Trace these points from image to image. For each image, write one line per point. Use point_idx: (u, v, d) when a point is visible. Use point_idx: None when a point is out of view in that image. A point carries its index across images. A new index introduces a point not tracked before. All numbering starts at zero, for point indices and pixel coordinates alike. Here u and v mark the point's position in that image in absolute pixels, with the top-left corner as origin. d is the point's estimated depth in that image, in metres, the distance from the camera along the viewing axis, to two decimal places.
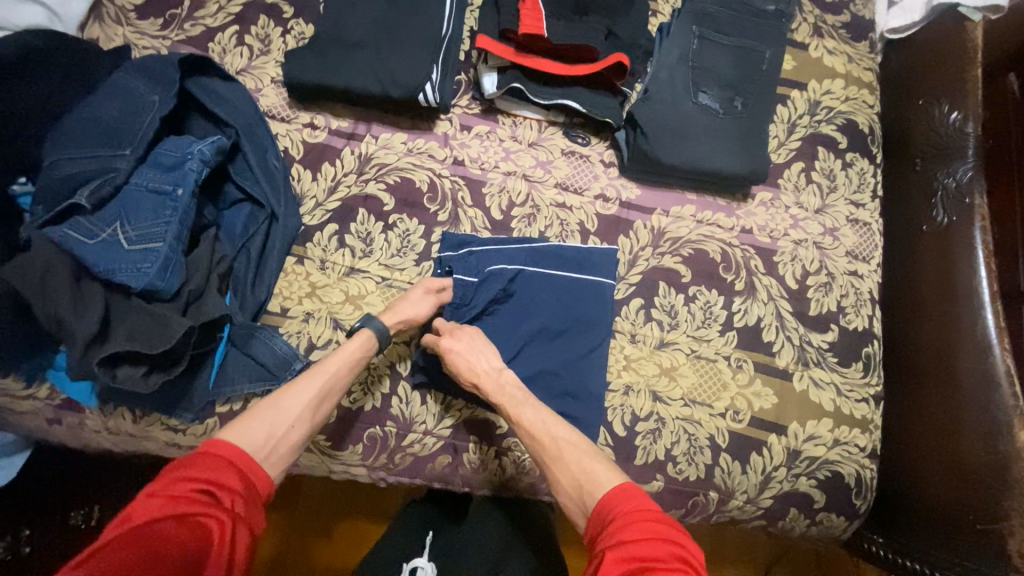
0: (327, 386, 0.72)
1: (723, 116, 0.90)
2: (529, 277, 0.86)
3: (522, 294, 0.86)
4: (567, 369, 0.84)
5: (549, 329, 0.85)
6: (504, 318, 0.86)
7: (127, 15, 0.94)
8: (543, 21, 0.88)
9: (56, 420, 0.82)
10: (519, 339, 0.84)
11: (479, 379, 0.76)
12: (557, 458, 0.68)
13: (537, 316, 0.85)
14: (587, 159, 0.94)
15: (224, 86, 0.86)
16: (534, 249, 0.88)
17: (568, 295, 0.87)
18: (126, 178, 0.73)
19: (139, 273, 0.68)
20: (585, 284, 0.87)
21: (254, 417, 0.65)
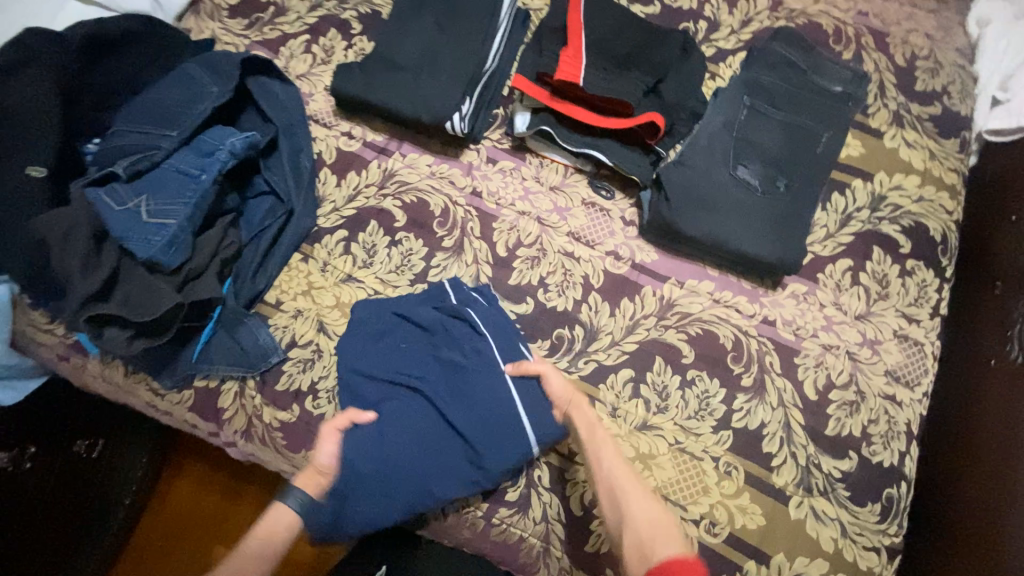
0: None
1: (760, 196, 0.81)
2: (479, 352, 0.81)
3: (462, 362, 0.80)
4: (427, 455, 0.75)
5: (463, 411, 0.77)
6: (434, 347, 0.83)
7: (220, 13, 1.04)
8: (581, 70, 0.86)
9: (65, 357, 0.91)
10: (433, 391, 0.79)
11: (574, 401, 0.76)
12: (631, 494, 0.67)
13: (455, 383, 0.79)
14: (606, 214, 0.91)
15: (280, 88, 0.93)
16: (494, 328, 0.83)
17: (483, 398, 0.78)
18: (164, 157, 0.79)
19: (149, 245, 0.73)
20: (511, 416, 0.77)
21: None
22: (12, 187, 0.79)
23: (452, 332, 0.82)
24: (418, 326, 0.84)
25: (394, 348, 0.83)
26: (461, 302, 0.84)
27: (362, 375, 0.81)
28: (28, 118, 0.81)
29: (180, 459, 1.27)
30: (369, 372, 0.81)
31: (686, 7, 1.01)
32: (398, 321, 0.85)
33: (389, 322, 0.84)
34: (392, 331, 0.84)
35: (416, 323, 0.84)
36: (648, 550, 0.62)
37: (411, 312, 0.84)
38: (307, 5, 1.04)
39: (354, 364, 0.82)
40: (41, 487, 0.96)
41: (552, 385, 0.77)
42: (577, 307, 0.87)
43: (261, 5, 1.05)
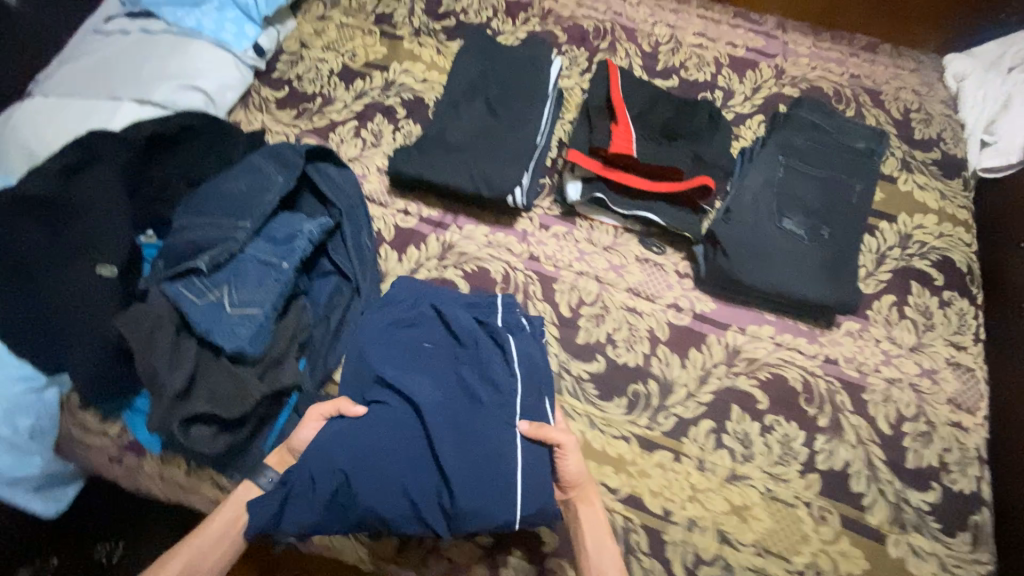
0: (197, 558, 0.68)
1: (809, 244, 0.87)
2: (501, 387, 0.76)
3: (478, 391, 0.76)
4: (400, 466, 0.70)
5: (455, 446, 0.71)
6: (459, 359, 0.81)
7: (268, 106, 1.09)
8: (632, 143, 0.92)
9: (118, 460, 0.84)
10: (436, 409, 0.74)
11: (585, 513, 0.74)
12: None
13: (463, 411, 0.74)
14: (661, 268, 0.95)
15: (336, 172, 0.96)
16: (523, 368, 0.79)
17: (485, 438, 0.72)
18: (241, 246, 0.80)
19: (236, 337, 0.73)
20: (498, 468, 0.70)
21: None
22: (84, 289, 0.77)
23: (477, 354, 0.80)
24: (453, 334, 0.83)
25: (419, 342, 0.82)
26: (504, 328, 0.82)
27: (382, 359, 0.80)
28: (100, 218, 0.81)
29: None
30: (388, 360, 0.80)
31: (702, 79, 1.12)
32: (429, 321, 0.84)
33: (423, 317, 0.84)
34: (423, 326, 0.84)
35: (450, 329, 0.83)
36: None
37: (451, 316, 0.83)
38: (353, 94, 1.11)
39: (373, 350, 0.81)
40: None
41: (568, 468, 0.73)
42: (648, 361, 0.88)
43: (308, 96, 1.11)
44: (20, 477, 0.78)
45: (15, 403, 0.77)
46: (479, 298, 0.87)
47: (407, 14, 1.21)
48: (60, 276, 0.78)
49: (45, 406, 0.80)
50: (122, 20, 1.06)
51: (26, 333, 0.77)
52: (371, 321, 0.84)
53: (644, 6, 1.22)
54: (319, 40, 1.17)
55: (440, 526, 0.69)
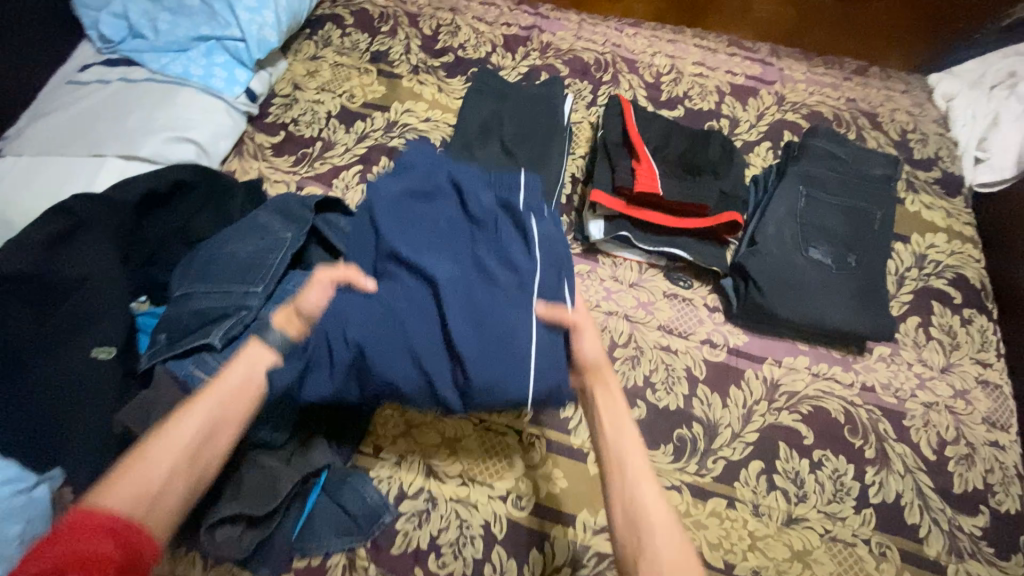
0: (222, 415, 0.57)
1: (837, 272, 0.88)
2: (526, 272, 0.68)
3: (495, 266, 0.68)
4: (408, 329, 0.62)
5: (468, 313, 0.62)
6: (475, 239, 0.72)
7: (264, 153, 1.03)
8: (656, 180, 0.90)
9: None
10: (447, 277, 0.65)
11: (602, 383, 0.65)
12: (654, 500, 0.57)
13: (478, 283, 0.66)
14: (690, 303, 0.93)
15: (346, 220, 0.88)
16: (543, 251, 0.72)
17: (501, 311, 0.63)
18: (255, 315, 0.74)
19: (259, 419, 0.67)
20: (516, 341, 0.61)
21: (129, 477, 0.51)
22: (77, 378, 0.68)
23: (497, 231, 0.72)
24: (469, 213, 0.74)
25: (434, 217, 0.73)
26: (527, 209, 0.74)
27: (390, 229, 0.70)
28: (92, 295, 0.73)
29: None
30: (397, 231, 0.70)
31: (706, 108, 1.13)
32: (444, 197, 0.75)
33: (435, 198, 0.75)
34: (439, 199, 0.75)
35: (467, 206, 0.74)
36: None
37: (470, 191, 0.75)
38: (354, 137, 1.06)
39: (384, 220, 0.72)
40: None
41: (585, 347, 0.66)
42: (689, 403, 0.85)
43: (306, 140, 1.05)
44: None
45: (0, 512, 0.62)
46: (501, 177, 0.79)
47: (403, 51, 1.18)
48: (47, 365, 0.69)
49: (33, 510, 0.64)
50: (99, 69, 0.98)
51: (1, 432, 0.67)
52: (383, 187, 0.76)
53: (641, 37, 1.22)
54: (313, 81, 1.12)
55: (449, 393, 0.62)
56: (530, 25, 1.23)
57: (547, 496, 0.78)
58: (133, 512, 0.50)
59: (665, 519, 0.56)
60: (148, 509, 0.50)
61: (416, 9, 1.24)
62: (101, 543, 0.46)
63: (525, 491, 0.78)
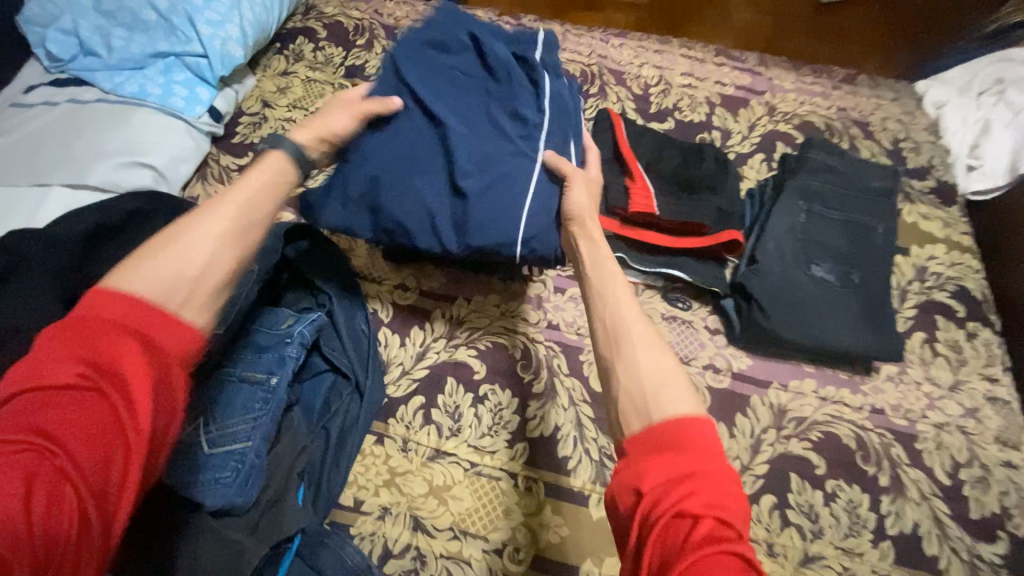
0: (239, 222, 0.53)
1: (841, 290, 0.85)
2: (530, 120, 0.73)
3: (503, 118, 0.73)
4: (418, 171, 0.71)
5: (471, 158, 0.70)
6: (488, 90, 0.75)
7: (230, 175, 0.96)
8: (652, 199, 0.85)
9: None
10: (458, 127, 0.71)
11: (584, 228, 0.68)
12: (638, 327, 0.56)
13: (485, 134, 0.72)
14: (690, 325, 0.89)
15: (319, 248, 0.82)
16: (550, 110, 0.75)
17: (502, 161, 0.71)
18: (217, 364, 0.70)
19: (219, 485, 0.62)
20: (510, 186, 0.70)
21: (160, 261, 0.48)
22: None
23: (510, 87, 0.74)
24: (486, 64, 0.76)
25: (452, 68, 0.75)
26: (541, 65, 0.77)
27: (409, 75, 0.73)
28: (31, 350, 0.64)
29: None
30: (417, 79, 0.73)
31: (697, 120, 1.09)
32: (460, 52, 0.77)
33: (453, 49, 0.76)
34: (457, 49, 0.77)
35: (483, 58, 0.76)
36: (649, 407, 0.49)
37: (489, 44, 0.76)
38: None
39: (404, 66, 0.74)
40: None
41: (577, 198, 0.70)
42: None
43: None
44: None
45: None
46: (519, 36, 0.80)
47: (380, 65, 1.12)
48: None
49: None
50: (47, 90, 0.91)
51: None
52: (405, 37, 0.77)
53: (627, 47, 1.19)
54: (284, 98, 1.05)
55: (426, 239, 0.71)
56: (513, 37, 1.19)
57: (546, 546, 0.72)
58: (167, 300, 0.47)
59: (643, 334, 0.55)
60: (184, 299, 0.48)
61: (393, 21, 1.19)
62: (119, 341, 0.43)
63: (522, 542, 0.72)
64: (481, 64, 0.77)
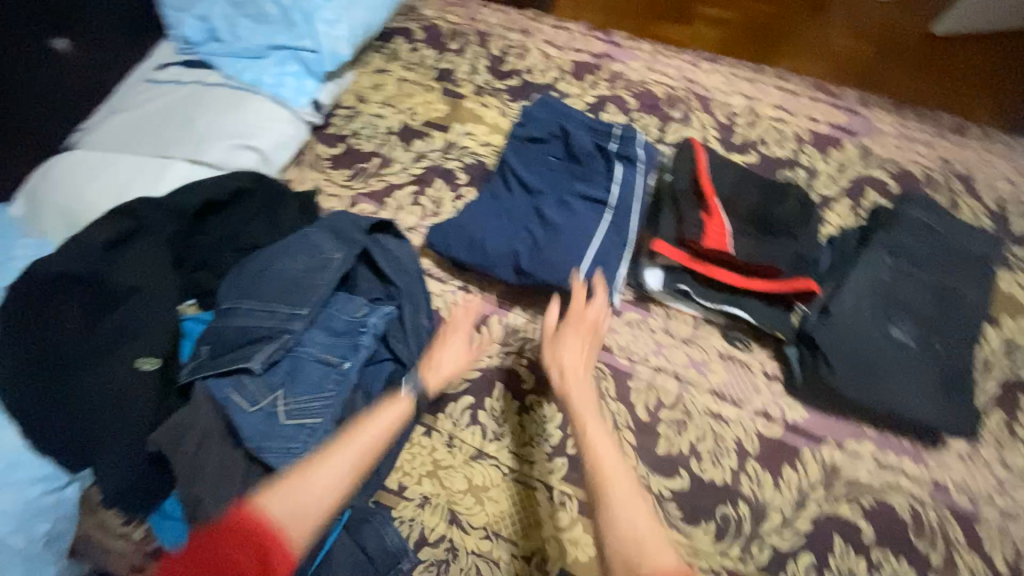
0: (353, 463, 0.60)
1: (918, 355, 0.81)
2: (599, 208, 0.86)
3: (578, 203, 0.86)
4: (501, 237, 0.86)
5: (546, 233, 0.84)
6: (573, 173, 0.90)
7: (322, 163, 1.03)
8: (727, 237, 0.86)
9: (140, 570, 0.72)
10: (540, 208, 0.87)
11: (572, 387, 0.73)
12: (625, 495, 0.58)
13: (560, 213, 0.86)
14: (747, 368, 0.87)
15: (395, 244, 0.87)
16: (620, 188, 0.87)
17: (574, 226, 0.84)
18: (297, 340, 0.75)
19: (290, 454, 0.68)
20: (572, 259, 0.81)
21: (297, 485, 0.57)
22: (120, 388, 0.68)
23: (588, 177, 0.89)
24: (571, 152, 0.92)
25: (546, 156, 0.93)
26: (619, 156, 0.89)
27: (512, 162, 0.92)
28: (145, 305, 0.73)
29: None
30: (516, 165, 0.91)
31: (782, 156, 1.05)
32: (551, 142, 0.93)
33: (547, 143, 0.93)
34: (551, 140, 0.93)
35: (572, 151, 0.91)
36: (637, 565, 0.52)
37: (576, 135, 0.91)
38: (411, 155, 1.05)
39: (510, 154, 0.93)
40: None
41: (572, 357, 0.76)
42: (737, 479, 0.79)
43: (364, 155, 1.05)
44: None
45: (29, 510, 0.67)
46: (605, 126, 0.92)
47: (469, 70, 1.16)
48: (92, 372, 0.69)
49: (63, 508, 0.69)
50: (176, 69, 1.00)
51: (38, 434, 0.68)
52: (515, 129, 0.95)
53: (716, 73, 1.17)
54: (377, 95, 1.12)
55: (507, 274, 0.84)
56: (601, 53, 1.20)
57: (573, 562, 0.74)
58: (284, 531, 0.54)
59: (628, 490, 0.59)
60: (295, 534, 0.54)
61: (486, 28, 1.23)
62: (245, 556, 0.51)
63: (551, 554, 0.74)
64: (568, 152, 0.92)
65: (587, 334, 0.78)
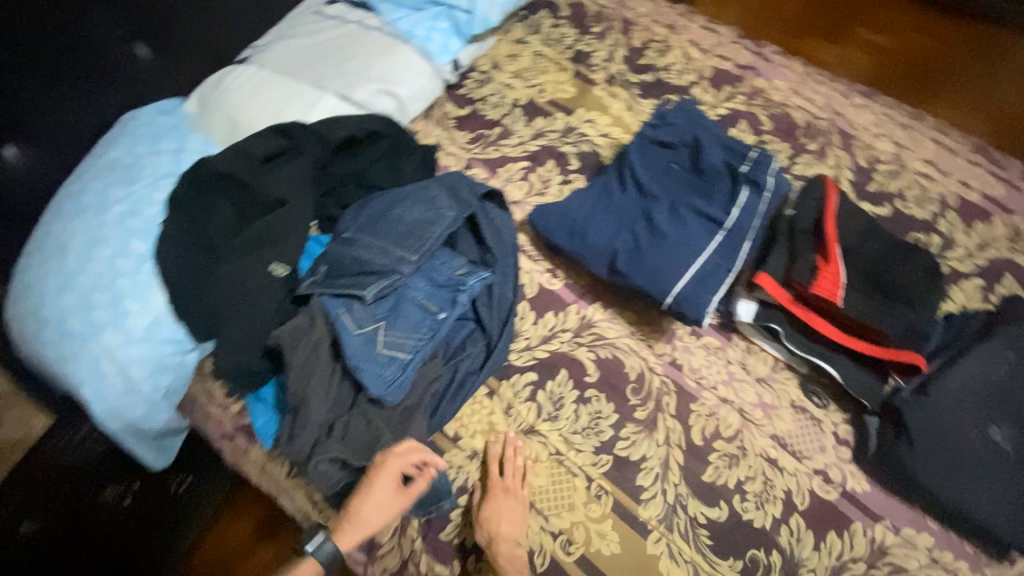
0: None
1: (1015, 464, 0.76)
2: (712, 227, 0.85)
3: (691, 218, 0.86)
4: (606, 232, 0.87)
5: (650, 238, 0.85)
6: (694, 186, 0.90)
7: (447, 121, 1.08)
8: (840, 287, 0.82)
9: (228, 437, 0.83)
10: (650, 213, 0.87)
11: (499, 559, 0.73)
12: None
13: (671, 222, 0.86)
14: (817, 424, 0.84)
15: (498, 215, 0.91)
16: (741, 212, 0.86)
17: (682, 239, 0.84)
18: (403, 282, 0.82)
19: (381, 380, 0.76)
20: (671, 271, 0.81)
21: None
22: (257, 285, 0.78)
23: (707, 195, 0.89)
24: (698, 165, 0.91)
25: (670, 163, 0.92)
26: (748, 179, 0.87)
27: (636, 162, 0.92)
28: (286, 218, 0.82)
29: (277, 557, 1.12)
30: (638, 165, 0.91)
31: (919, 216, 0.97)
32: (676, 151, 0.93)
33: (673, 150, 0.93)
34: (680, 148, 0.93)
35: (702, 163, 0.90)
36: None
37: (708, 150, 0.90)
38: (531, 131, 1.07)
39: (634, 154, 0.93)
40: (116, 533, 0.93)
41: (499, 525, 0.75)
42: (777, 528, 0.78)
43: (488, 122, 1.08)
44: (145, 426, 0.80)
45: (159, 362, 0.77)
46: (741, 146, 0.90)
47: (606, 58, 1.15)
48: (237, 264, 0.79)
49: (184, 368, 0.80)
50: (344, 7, 1.08)
51: (182, 305, 0.77)
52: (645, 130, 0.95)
53: (868, 111, 1.08)
54: (511, 65, 1.14)
55: (602, 269, 0.86)
56: (747, 64, 1.14)
57: (595, 553, 0.77)
58: None
59: None
60: None
61: (632, 16, 1.20)
62: None
63: (577, 538, 0.78)
64: (694, 164, 0.91)
65: (510, 503, 0.77)
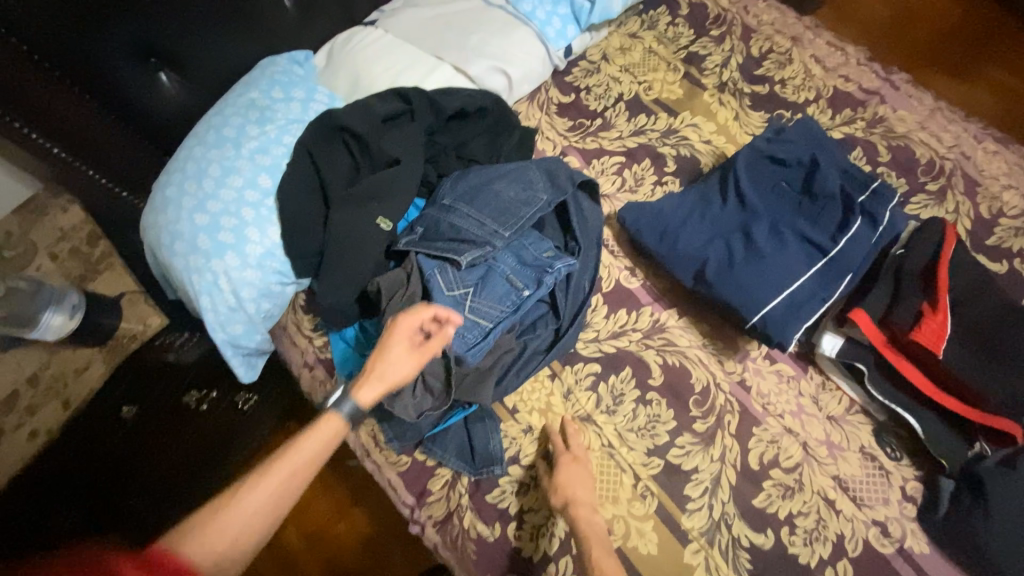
0: (285, 483, 0.65)
1: None
2: (813, 253, 0.84)
3: (790, 239, 0.85)
4: (697, 240, 0.87)
5: (742, 253, 0.84)
6: (800, 207, 0.88)
7: (550, 107, 1.10)
8: (944, 338, 0.78)
9: (308, 367, 0.91)
10: (746, 228, 0.86)
11: (579, 517, 0.75)
12: None
13: (768, 241, 0.85)
14: (885, 475, 0.80)
15: (588, 205, 0.93)
16: (848, 241, 0.83)
17: (776, 259, 0.82)
18: (493, 255, 0.85)
19: (463, 341, 0.80)
20: (761, 290, 0.80)
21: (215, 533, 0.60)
22: (361, 234, 0.84)
23: (812, 218, 0.86)
24: (809, 188, 0.88)
25: (778, 180, 0.90)
26: (861, 209, 0.84)
27: (743, 174, 0.89)
28: (393, 176, 0.87)
29: (321, 484, 1.21)
30: (743, 177, 0.89)
31: None
32: (783, 170, 0.91)
33: (780, 168, 0.91)
34: (792, 167, 0.90)
35: (814, 185, 0.88)
36: None
37: (822, 172, 0.87)
38: (631, 128, 1.07)
39: (743, 166, 0.90)
40: (185, 432, 0.98)
41: (576, 485, 0.77)
42: (822, 569, 0.76)
43: (590, 112, 1.09)
44: (244, 345, 0.87)
45: (265, 289, 0.85)
46: (858, 175, 0.88)
47: (720, 63, 1.12)
48: (346, 212, 0.84)
49: (283, 298, 0.88)
50: None
51: (294, 242, 0.85)
52: (756, 144, 0.93)
53: (1002, 158, 0.99)
54: (621, 58, 1.13)
55: (687, 275, 0.85)
56: (873, 89, 1.07)
57: (631, 548, 0.78)
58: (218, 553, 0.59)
59: None
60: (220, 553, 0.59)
61: (756, 24, 1.16)
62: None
63: (616, 530, 0.79)
64: (804, 185, 0.89)
65: (582, 468, 0.79)
